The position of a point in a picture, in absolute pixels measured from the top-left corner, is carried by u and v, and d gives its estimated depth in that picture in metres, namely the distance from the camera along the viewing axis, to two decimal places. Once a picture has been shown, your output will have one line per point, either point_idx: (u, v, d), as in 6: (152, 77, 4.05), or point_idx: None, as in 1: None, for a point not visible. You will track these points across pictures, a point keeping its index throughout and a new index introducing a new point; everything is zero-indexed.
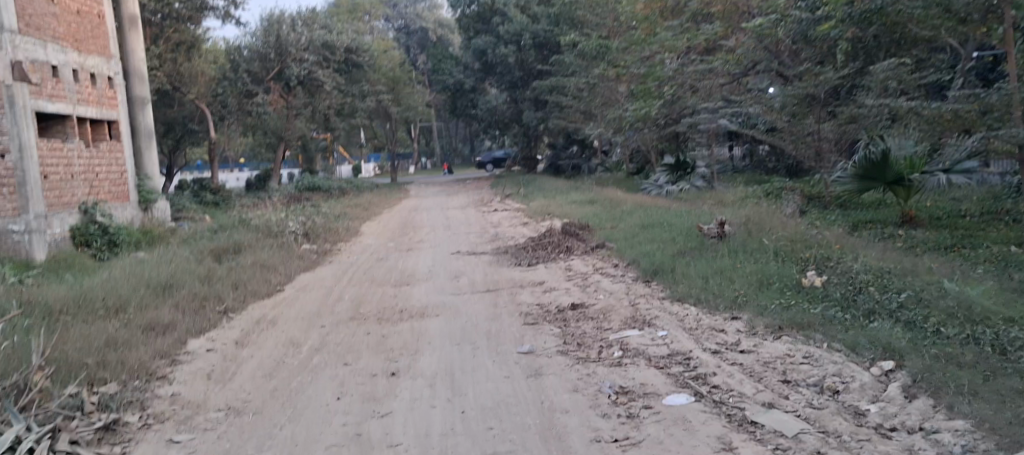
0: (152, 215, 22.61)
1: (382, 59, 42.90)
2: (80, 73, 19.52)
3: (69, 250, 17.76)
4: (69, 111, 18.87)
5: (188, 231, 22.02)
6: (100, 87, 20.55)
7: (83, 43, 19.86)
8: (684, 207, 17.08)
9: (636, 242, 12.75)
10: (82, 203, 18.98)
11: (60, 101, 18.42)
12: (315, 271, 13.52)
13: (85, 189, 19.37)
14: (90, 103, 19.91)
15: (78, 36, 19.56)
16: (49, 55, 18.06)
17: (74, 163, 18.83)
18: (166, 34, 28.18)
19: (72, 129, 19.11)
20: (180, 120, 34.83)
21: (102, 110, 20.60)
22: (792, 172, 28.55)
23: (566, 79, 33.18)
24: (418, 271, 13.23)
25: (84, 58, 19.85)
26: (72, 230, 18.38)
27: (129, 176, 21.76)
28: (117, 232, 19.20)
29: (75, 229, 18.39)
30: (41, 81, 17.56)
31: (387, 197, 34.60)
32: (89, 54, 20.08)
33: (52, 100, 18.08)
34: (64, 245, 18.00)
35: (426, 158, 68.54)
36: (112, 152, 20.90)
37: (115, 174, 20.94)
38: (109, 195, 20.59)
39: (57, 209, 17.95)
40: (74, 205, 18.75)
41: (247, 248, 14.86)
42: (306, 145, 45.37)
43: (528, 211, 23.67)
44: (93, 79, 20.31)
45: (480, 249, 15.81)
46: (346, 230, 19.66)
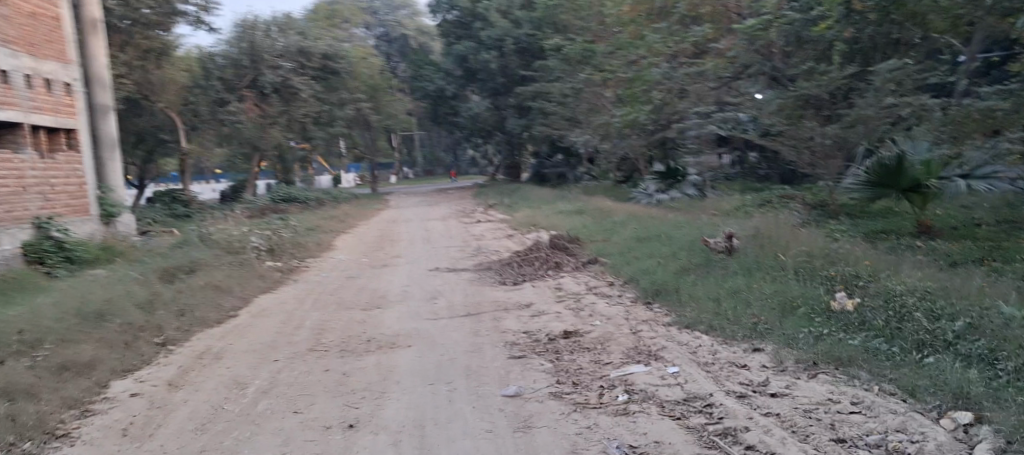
0: (116, 229, 21.15)
1: (362, 66, 41.58)
2: (34, 79, 18.11)
3: (22, 268, 16.36)
4: (21, 119, 17.43)
5: (155, 245, 20.62)
6: (57, 94, 19.06)
7: (39, 47, 18.41)
8: (680, 218, 15.91)
9: (631, 258, 11.57)
10: (35, 218, 17.50)
11: (11, 108, 17.08)
12: (278, 292, 12.26)
13: (40, 202, 17.95)
14: (45, 111, 18.47)
15: (31, 40, 18.09)
16: None
17: (28, 175, 17.42)
18: (135, 40, 26.76)
19: (25, 139, 17.66)
20: (150, 129, 33.40)
21: (59, 118, 19.14)
22: (787, 178, 27.51)
23: (550, 86, 32.02)
24: (392, 291, 11.99)
25: (39, 63, 18.38)
26: (23, 247, 16.75)
27: (90, 188, 20.29)
28: (75, 249, 17.55)
29: (28, 245, 16.85)
30: None
31: (366, 208, 33.31)
32: (45, 58, 18.62)
33: (2, 108, 16.75)
34: (16, 263, 16.63)
35: (407, 168, 67.32)
36: (71, 163, 19.46)
37: (74, 186, 19.52)
38: (68, 209, 19.20)
39: (8, 224, 16.59)
40: (27, 220, 17.33)
41: (203, 267, 13.64)
42: (284, 155, 44.04)
43: (512, 222, 22.50)
44: (49, 85, 18.86)
45: (460, 265, 14.58)
46: (318, 245, 18.38)
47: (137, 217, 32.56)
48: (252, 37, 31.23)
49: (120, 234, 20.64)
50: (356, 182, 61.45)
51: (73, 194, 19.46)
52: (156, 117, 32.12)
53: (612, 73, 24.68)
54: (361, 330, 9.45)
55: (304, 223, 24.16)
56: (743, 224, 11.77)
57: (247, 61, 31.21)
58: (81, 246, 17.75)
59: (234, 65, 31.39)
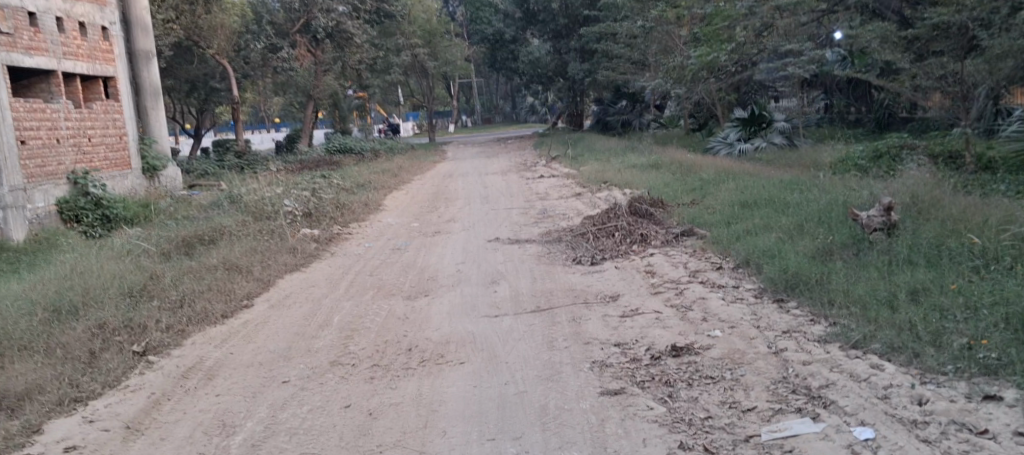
0: (159, 184, 19.31)
1: (418, 10, 39.12)
2: (65, 22, 16.08)
3: (51, 228, 14.54)
4: (53, 66, 15.49)
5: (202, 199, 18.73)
6: (92, 39, 17.00)
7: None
8: (788, 176, 13.30)
9: (744, 232, 9.15)
10: (71, 173, 15.67)
11: (40, 54, 15.10)
12: (309, 271, 10.14)
13: (75, 155, 16.03)
14: (79, 57, 16.44)
15: None
16: (25, 1, 14.77)
17: (61, 126, 15.50)
18: None
19: (58, 87, 15.77)
20: (201, 78, 31.66)
21: (95, 66, 17.06)
22: (886, 124, 24.63)
23: (618, 25, 29.23)
24: (442, 273, 9.77)
25: (72, 5, 16.35)
26: (58, 204, 15.11)
27: (131, 139, 18.33)
28: (113, 205, 15.83)
29: (63, 202, 15.13)
30: (13, 30, 14.29)
31: (421, 160, 31.18)
32: (77, 0, 16.56)
33: (31, 54, 14.80)
34: (49, 222, 14.84)
35: (465, 117, 65.13)
36: (108, 112, 17.44)
37: (113, 137, 17.56)
38: (107, 164, 17.32)
39: (39, 180, 14.75)
40: (62, 175, 15.47)
41: (225, 238, 11.63)
42: (337, 104, 42.07)
43: (580, 175, 20.11)
44: (82, 30, 16.80)
45: (524, 233, 12.32)
46: (364, 204, 16.37)
47: (187, 169, 30.97)
48: None
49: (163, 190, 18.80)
50: (413, 131, 59.38)
51: (112, 146, 17.52)
52: (203, 66, 30.22)
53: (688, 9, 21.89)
54: (403, 333, 7.26)
55: (350, 178, 22.11)
56: (887, 187, 9.27)
57: (296, 4, 28.98)
58: (119, 201, 16.08)
59: (284, 8, 29.26)
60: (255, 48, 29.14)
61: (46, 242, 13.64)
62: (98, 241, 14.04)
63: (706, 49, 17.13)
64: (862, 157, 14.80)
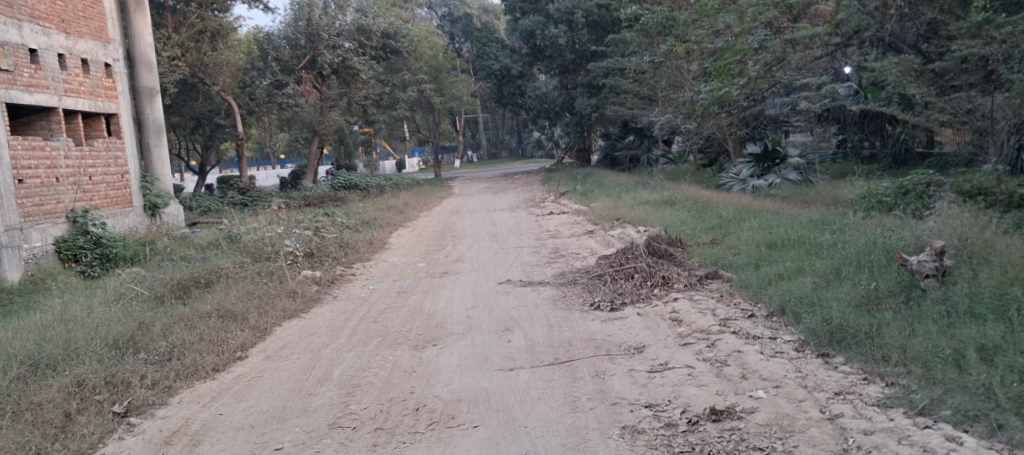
0: (161, 223, 18.56)
1: (424, 45, 38.82)
2: (68, 59, 15.65)
3: (49, 267, 13.96)
4: (53, 103, 15.03)
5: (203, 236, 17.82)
6: (95, 76, 16.56)
7: (73, 24, 15.99)
8: (814, 215, 12.69)
9: (774, 276, 8.57)
10: (70, 212, 15.02)
11: (41, 91, 14.65)
12: (309, 318, 9.47)
13: (76, 193, 15.48)
14: (81, 94, 15.98)
15: (63, 15, 15.68)
16: (25, 37, 14.33)
17: (60, 164, 15.00)
18: (188, 20, 24.43)
19: (58, 124, 15.30)
20: (207, 115, 31.27)
21: (97, 103, 16.60)
22: (902, 159, 24.12)
23: (626, 60, 28.86)
24: (451, 319, 9.15)
25: (75, 41, 15.92)
26: (56, 243, 14.47)
27: (132, 177, 17.74)
28: (113, 245, 15.09)
29: (61, 242, 14.47)
30: (12, 67, 13.85)
31: (427, 196, 30.64)
32: (80, 37, 16.13)
33: (30, 91, 14.35)
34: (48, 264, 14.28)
35: (471, 152, 64.78)
36: (110, 149, 16.94)
37: (115, 175, 17.04)
38: (108, 202, 16.76)
39: (36, 218, 14.17)
40: (60, 214, 14.83)
41: (221, 281, 11.04)
42: (343, 139, 41.68)
43: (592, 212, 19.54)
44: (85, 67, 16.35)
45: (537, 275, 11.72)
46: (368, 243, 15.79)
47: (191, 206, 30.48)
48: (309, 15, 28.19)
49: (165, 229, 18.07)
50: (419, 167, 58.94)
51: (114, 184, 17.00)
52: (208, 102, 29.86)
53: (699, 44, 21.46)
54: (408, 389, 6.61)
55: (355, 215, 21.53)
56: (930, 227, 8.68)
57: (302, 40, 28.66)
58: (120, 239, 15.35)
59: (289, 44, 28.93)
60: (261, 84, 28.76)
61: (42, 283, 13.11)
62: (96, 282, 13.48)
63: (717, 83, 16.58)
64: (889, 193, 14.20)
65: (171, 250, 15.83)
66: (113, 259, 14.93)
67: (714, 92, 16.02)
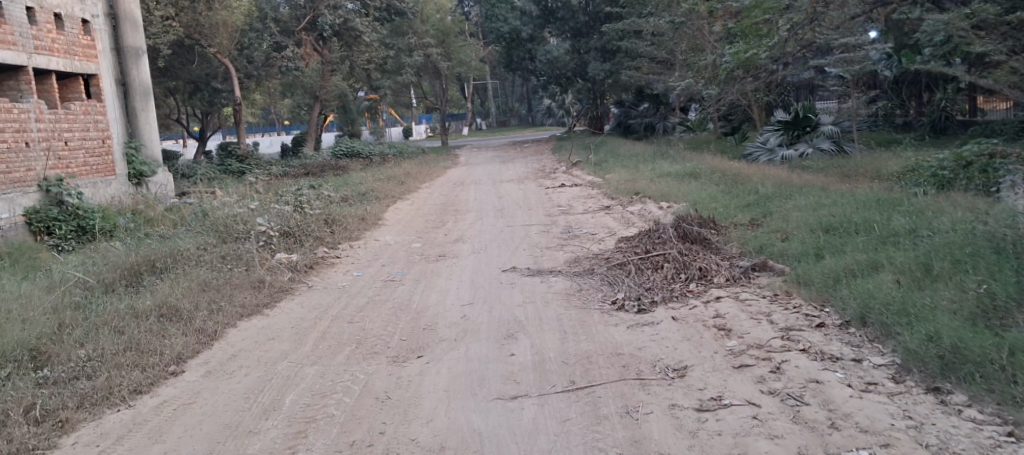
0: (148, 192, 16.61)
1: (430, 7, 36.84)
2: (39, 13, 13.70)
3: (18, 240, 12.22)
4: (22, 61, 13.08)
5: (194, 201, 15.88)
6: (71, 32, 14.62)
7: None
8: (868, 191, 11.03)
9: (839, 270, 6.95)
10: (42, 180, 13.25)
11: (7, 48, 12.74)
12: (276, 318, 7.81)
13: (50, 161, 13.64)
14: (55, 52, 14.01)
15: None
16: None
17: (31, 128, 13.13)
18: None
19: (31, 85, 13.30)
20: (204, 78, 29.53)
21: (73, 63, 14.64)
22: (941, 128, 22.50)
23: (642, 21, 26.96)
24: (445, 321, 7.52)
25: None
26: (28, 215, 12.77)
27: (114, 142, 15.84)
28: (91, 216, 13.48)
29: (33, 211, 12.79)
30: None
31: (431, 165, 28.92)
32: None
33: None
34: (17, 236, 12.53)
35: (480, 119, 62.92)
36: (89, 113, 15.01)
37: (94, 140, 15.16)
38: (87, 169, 14.89)
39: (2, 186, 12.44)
40: (31, 183, 13.04)
41: (178, 266, 9.43)
42: (346, 105, 39.92)
43: (608, 184, 17.84)
44: (59, 23, 14.43)
45: (547, 261, 10.07)
46: (360, 219, 14.16)
47: (186, 174, 28.87)
48: None
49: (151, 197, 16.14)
50: (427, 134, 57.15)
51: (94, 149, 15.13)
52: (205, 66, 28.19)
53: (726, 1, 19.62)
54: (378, 428, 5.07)
55: (349, 187, 19.85)
56: None
57: (302, 0, 26.77)
58: (98, 210, 13.71)
59: (289, 4, 27.04)
60: (259, 46, 26.93)
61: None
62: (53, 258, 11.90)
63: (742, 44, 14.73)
64: (949, 163, 12.54)
65: (156, 222, 14.22)
66: (90, 231, 13.35)
67: (741, 55, 15.30)
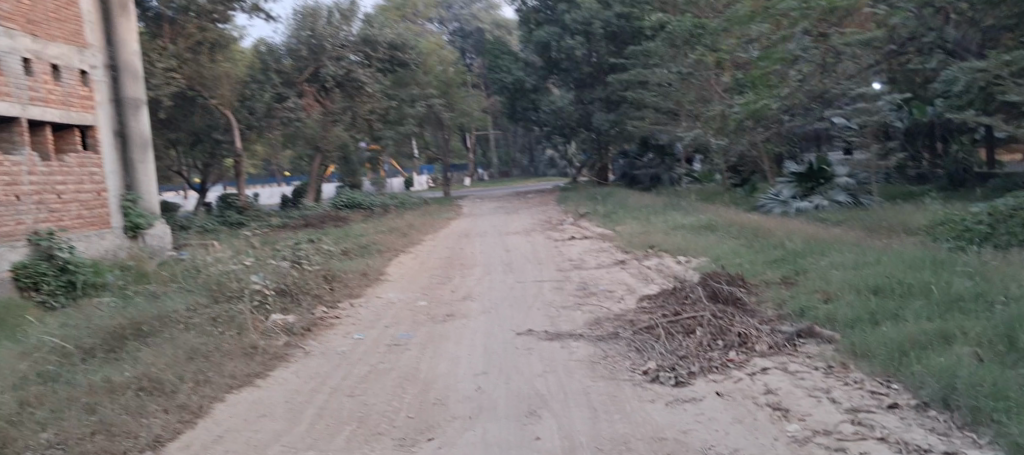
0: (145, 246, 15.61)
1: (433, 59, 36.52)
2: (35, 64, 13.10)
3: (3, 297, 11.37)
4: (15, 112, 12.42)
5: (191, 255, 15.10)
6: (67, 83, 14.00)
7: (42, 25, 13.44)
8: (908, 248, 10.31)
9: (897, 339, 6.26)
10: (32, 234, 12.43)
11: None
12: (270, 391, 6.98)
13: (42, 214, 12.91)
14: (49, 103, 13.38)
15: (31, 14, 13.14)
16: None
17: (21, 180, 12.39)
18: (186, 31, 22.01)
19: (23, 136, 12.61)
20: (205, 129, 29.03)
21: (69, 114, 14.00)
22: (959, 182, 21.86)
23: (648, 72, 26.50)
24: (460, 394, 6.71)
25: (43, 45, 13.37)
26: (16, 269, 11.92)
27: (110, 195, 15.00)
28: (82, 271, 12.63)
29: (21, 267, 11.94)
30: None
31: (435, 217, 28.27)
32: (50, 40, 13.59)
33: None
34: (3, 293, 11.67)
35: (482, 170, 62.55)
36: (84, 165, 14.31)
37: (89, 193, 14.38)
38: (80, 222, 14.09)
39: None
40: (19, 237, 12.23)
41: (165, 330, 8.63)
42: (347, 156, 39.41)
43: (620, 237, 17.12)
44: (55, 73, 13.82)
45: (564, 322, 9.30)
46: (361, 275, 13.42)
47: (184, 226, 28.21)
48: (312, 25, 25.92)
49: (149, 250, 15.15)
50: (428, 185, 56.60)
51: (88, 202, 14.34)
52: (206, 118, 27.66)
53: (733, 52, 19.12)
54: None
55: (350, 240, 19.15)
56: None
57: (305, 51, 26.36)
58: (90, 265, 12.88)
59: (291, 55, 26.62)
60: (261, 98, 26.45)
61: None
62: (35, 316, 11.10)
63: None
64: (985, 216, 11.94)
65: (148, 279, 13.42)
66: (81, 287, 12.45)
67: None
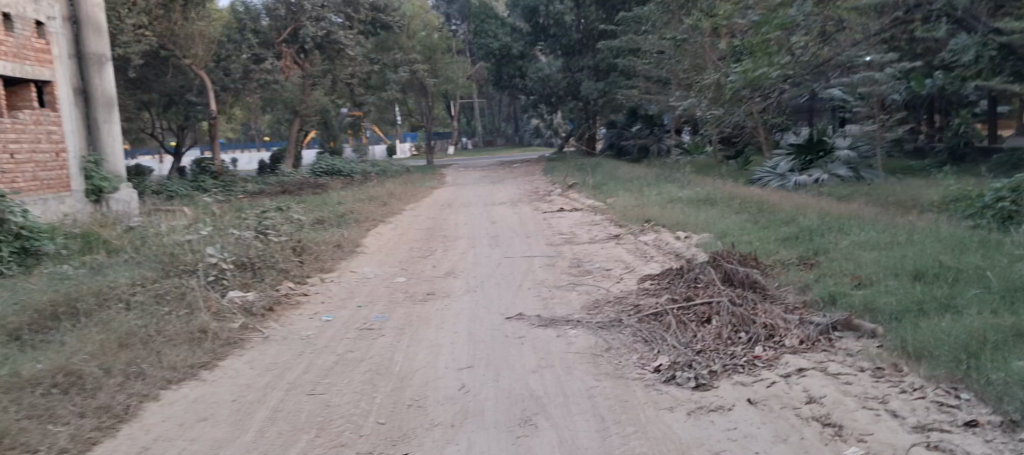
0: (109, 211, 14.42)
1: (417, 22, 35.06)
2: None
3: None
4: None
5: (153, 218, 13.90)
6: (20, 34, 12.68)
7: None
8: (936, 227, 9.41)
9: (959, 337, 5.32)
10: None
11: None
12: (217, 385, 5.89)
13: None
14: None
15: None
16: None
17: None
18: None
19: None
20: (179, 91, 27.61)
21: (24, 68, 12.71)
22: (960, 155, 20.82)
23: (642, 39, 25.27)
24: (441, 393, 5.70)
25: None
26: None
27: (69, 156, 13.72)
28: (38, 237, 11.04)
29: None
30: None
31: (417, 185, 27.12)
32: None
33: None
34: None
35: (466, 138, 61.41)
36: (40, 123, 13.05)
37: (46, 153, 13.15)
38: (36, 185, 12.86)
39: None
40: None
41: (106, 309, 7.51)
42: (327, 121, 38.04)
43: (613, 210, 16.08)
44: (6, 23, 12.50)
45: (557, 305, 8.29)
46: (336, 248, 12.30)
47: (156, 190, 26.90)
48: None
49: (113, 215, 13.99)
50: (411, 153, 55.25)
51: (45, 163, 13.11)
52: (179, 78, 26.26)
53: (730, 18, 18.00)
54: None
55: (325, 208, 17.98)
56: None
57: (283, 10, 24.84)
58: (46, 232, 11.32)
59: (269, 15, 25.06)
60: (236, 58, 25.06)
61: None
62: None
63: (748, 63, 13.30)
64: (1006, 192, 11.11)
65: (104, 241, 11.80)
66: (33, 254, 10.84)
67: (747, 74, 13.37)
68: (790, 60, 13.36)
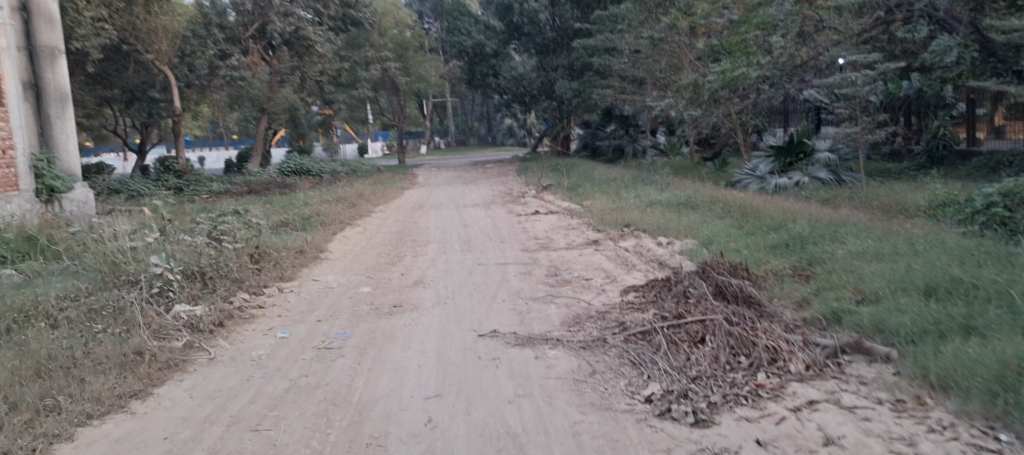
0: (62, 212, 13.51)
1: (388, 19, 34.20)
2: None
3: None
4: None
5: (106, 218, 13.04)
6: None
7: None
8: (934, 236, 8.89)
9: (993, 367, 4.75)
10: None
11: None
12: (146, 420, 5.16)
13: None
14: None
15: None
16: None
17: None
18: None
19: None
20: (139, 87, 26.55)
21: None
22: (938, 158, 20.46)
23: (619, 37, 24.64)
24: (404, 428, 5.03)
25: None
26: None
27: (19, 154, 12.80)
28: None
29: None
30: None
31: (387, 186, 26.35)
32: None
33: None
34: None
35: (437, 138, 60.64)
36: None
37: None
38: None
39: None
40: None
41: (33, 326, 6.77)
42: (295, 119, 37.07)
43: (591, 213, 15.45)
44: None
45: (533, 320, 7.60)
46: (297, 253, 11.51)
47: (115, 189, 25.86)
48: None
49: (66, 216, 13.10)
50: (382, 152, 54.32)
51: None
52: (140, 74, 25.23)
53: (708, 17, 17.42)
54: None
55: (289, 209, 17.15)
56: None
57: (250, 4, 23.87)
58: None
59: (236, 10, 24.09)
60: (201, 54, 24.08)
61: None
62: None
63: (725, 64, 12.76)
64: (998, 198, 10.69)
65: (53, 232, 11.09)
66: None
67: (725, 74, 13.01)
68: (767, 60, 12.84)
